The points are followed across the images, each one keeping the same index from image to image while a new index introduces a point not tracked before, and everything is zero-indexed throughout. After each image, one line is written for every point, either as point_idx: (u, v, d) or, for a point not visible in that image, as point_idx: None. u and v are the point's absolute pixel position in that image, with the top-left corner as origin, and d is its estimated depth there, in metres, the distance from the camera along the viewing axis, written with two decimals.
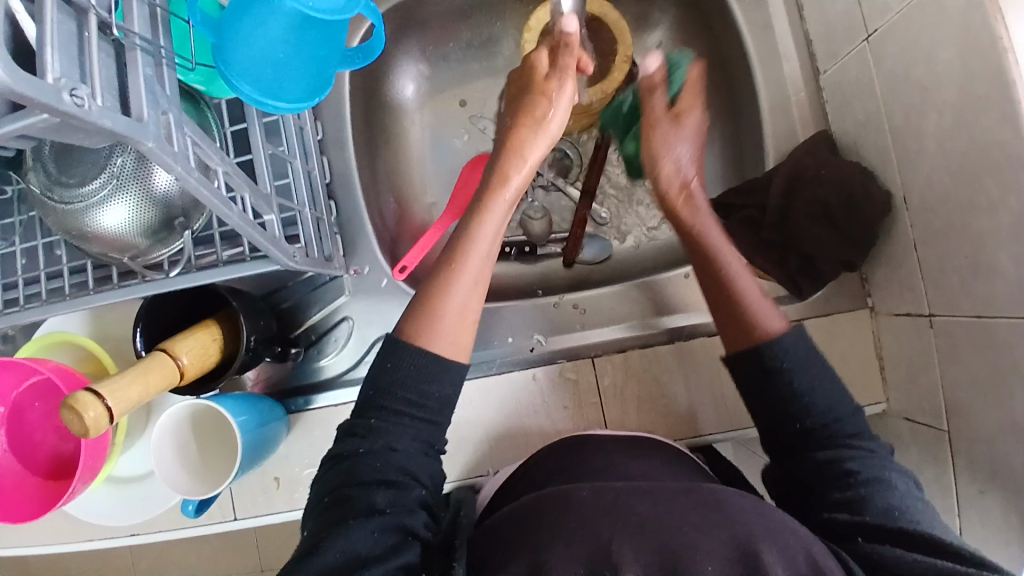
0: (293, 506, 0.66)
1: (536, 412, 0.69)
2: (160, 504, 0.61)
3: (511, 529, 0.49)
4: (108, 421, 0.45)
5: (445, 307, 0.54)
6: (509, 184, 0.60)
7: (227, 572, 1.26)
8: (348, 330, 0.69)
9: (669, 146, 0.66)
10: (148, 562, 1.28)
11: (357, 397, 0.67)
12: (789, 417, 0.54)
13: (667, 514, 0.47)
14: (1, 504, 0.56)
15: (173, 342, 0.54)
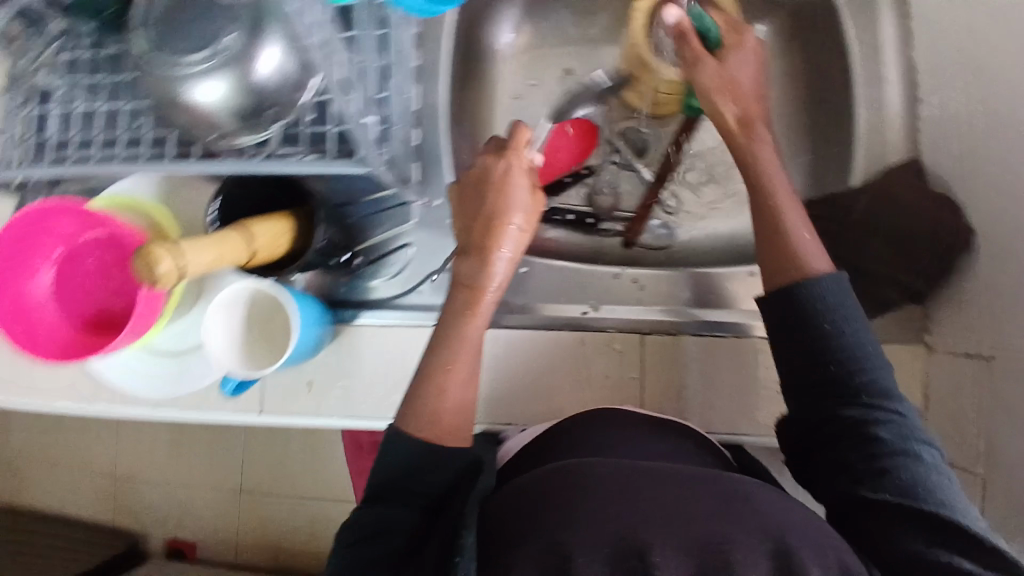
0: (320, 411, 0.66)
1: (574, 376, 0.67)
2: (198, 384, 0.62)
3: (542, 501, 0.49)
4: (180, 274, 0.46)
5: (423, 401, 0.56)
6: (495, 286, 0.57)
7: (211, 481, 1.39)
8: (407, 258, 0.70)
9: (732, 83, 0.65)
10: (143, 459, 1.41)
11: (406, 321, 0.67)
12: (816, 361, 0.56)
13: (704, 509, 0.47)
14: (31, 342, 0.56)
15: (251, 222, 0.54)
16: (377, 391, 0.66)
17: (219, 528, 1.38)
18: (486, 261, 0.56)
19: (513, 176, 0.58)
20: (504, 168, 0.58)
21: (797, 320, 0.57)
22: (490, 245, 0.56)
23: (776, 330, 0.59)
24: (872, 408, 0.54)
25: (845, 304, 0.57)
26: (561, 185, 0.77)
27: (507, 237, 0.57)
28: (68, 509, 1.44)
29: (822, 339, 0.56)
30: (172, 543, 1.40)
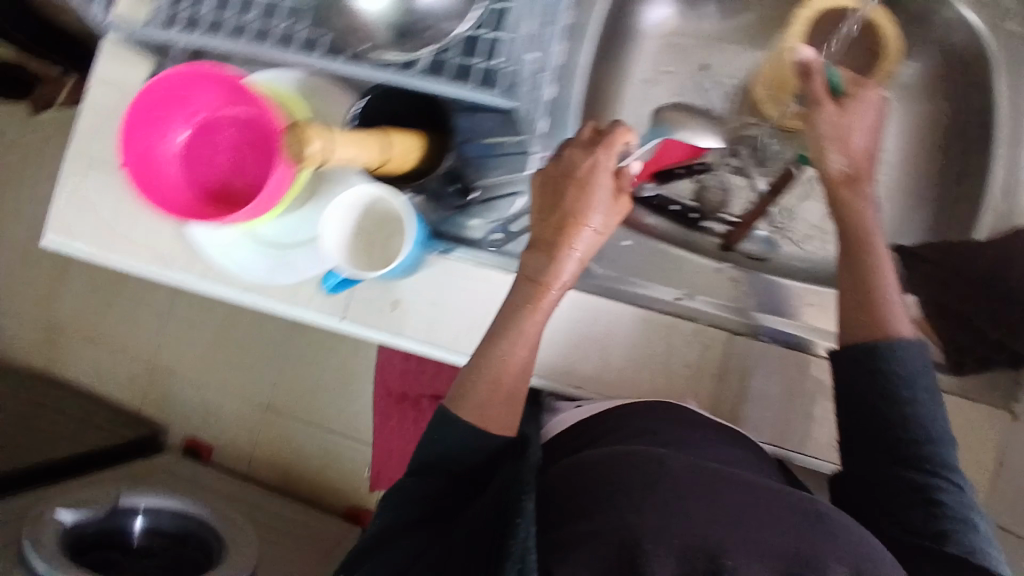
0: (397, 330, 0.69)
1: (653, 359, 0.66)
2: (295, 276, 0.66)
3: (615, 482, 0.50)
4: (324, 158, 0.49)
5: (474, 396, 0.56)
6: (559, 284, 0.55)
7: (240, 390, 1.45)
8: (511, 207, 0.68)
9: (844, 134, 0.63)
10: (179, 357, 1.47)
11: (496, 267, 0.69)
12: (883, 420, 0.56)
13: (781, 522, 0.47)
14: (150, 191, 0.58)
15: (393, 130, 0.56)
16: (456, 325, 0.68)
17: (237, 435, 1.44)
18: (562, 262, 0.55)
19: (599, 179, 0.55)
20: (592, 170, 0.55)
21: (867, 382, 0.57)
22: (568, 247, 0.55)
23: (843, 383, 0.58)
24: (933, 473, 0.54)
25: (919, 369, 0.57)
26: (669, 175, 0.76)
27: (585, 239, 0.55)
28: (99, 387, 1.50)
29: (893, 400, 0.56)
30: (189, 440, 1.45)
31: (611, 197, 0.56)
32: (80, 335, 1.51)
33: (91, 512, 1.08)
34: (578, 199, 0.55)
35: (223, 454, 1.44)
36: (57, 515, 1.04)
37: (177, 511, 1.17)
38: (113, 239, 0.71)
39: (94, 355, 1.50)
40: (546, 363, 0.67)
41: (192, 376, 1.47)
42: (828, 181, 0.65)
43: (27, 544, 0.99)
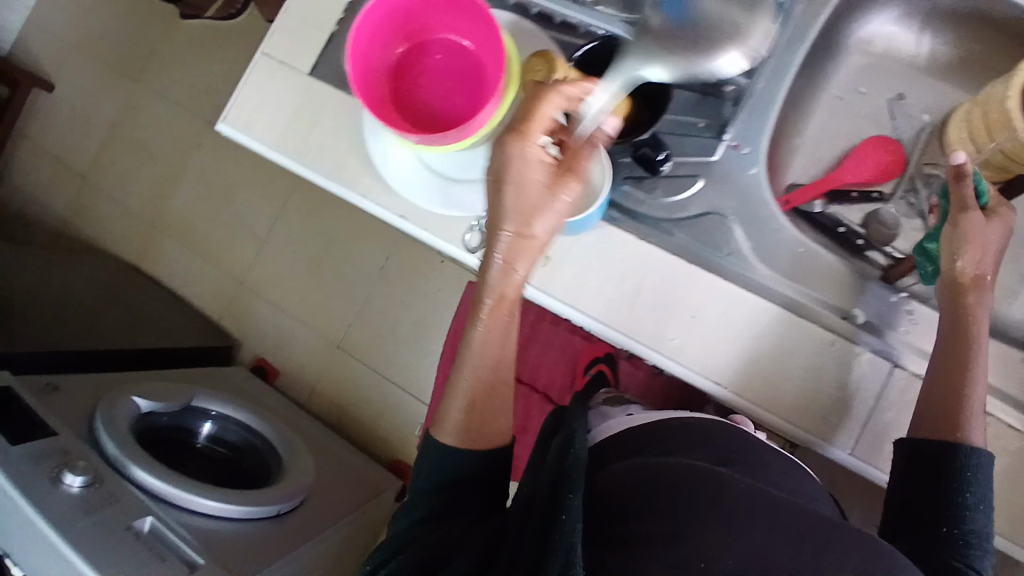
0: (546, 287, 0.67)
1: (807, 375, 0.63)
2: (462, 210, 0.67)
3: (695, 505, 0.52)
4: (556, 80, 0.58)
5: (455, 406, 0.62)
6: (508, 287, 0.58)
7: (312, 326, 1.47)
8: (695, 189, 0.65)
9: (983, 241, 0.60)
10: (263, 278, 1.51)
11: (659, 246, 0.65)
12: (937, 518, 0.56)
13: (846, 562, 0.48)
14: (362, 88, 0.59)
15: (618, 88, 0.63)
16: (606, 296, 0.66)
17: (304, 366, 1.46)
18: (506, 274, 0.57)
19: (521, 174, 0.55)
20: (517, 164, 0.55)
21: (931, 475, 0.57)
22: (503, 263, 0.57)
23: (908, 473, 0.59)
24: (973, 568, 0.54)
25: (987, 480, 0.56)
26: (844, 195, 0.74)
27: (525, 245, 0.57)
28: (183, 291, 1.54)
29: (951, 500, 0.56)
30: (259, 361, 1.48)
31: (536, 185, 0.56)
32: (176, 239, 1.57)
33: (165, 404, 1.09)
34: (507, 199, 0.56)
35: (288, 380, 1.47)
36: (132, 399, 1.06)
37: (242, 423, 1.17)
38: (298, 145, 0.74)
39: (190, 263, 1.54)
40: (695, 351, 0.64)
41: (272, 299, 1.50)
42: (953, 284, 0.61)
43: (101, 421, 1.00)
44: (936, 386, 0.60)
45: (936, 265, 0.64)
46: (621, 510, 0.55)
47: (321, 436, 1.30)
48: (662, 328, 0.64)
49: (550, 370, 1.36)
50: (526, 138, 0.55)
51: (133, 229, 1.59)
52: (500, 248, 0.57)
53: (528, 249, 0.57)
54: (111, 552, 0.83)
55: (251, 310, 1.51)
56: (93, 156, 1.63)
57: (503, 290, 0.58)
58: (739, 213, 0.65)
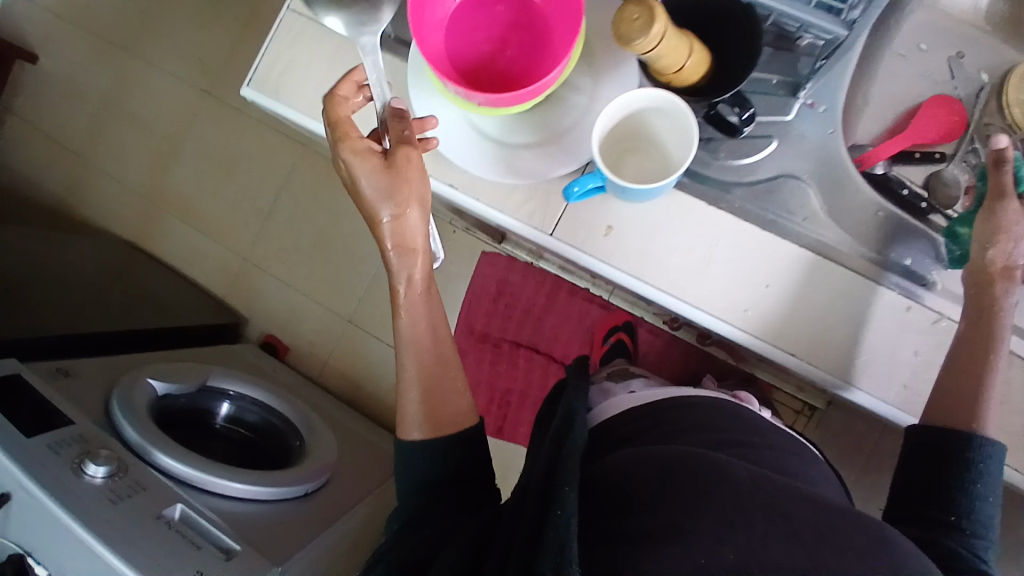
0: (608, 258, 0.64)
1: (877, 342, 0.61)
2: (517, 176, 0.63)
3: (693, 493, 0.53)
4: (649, 48, 0.47)
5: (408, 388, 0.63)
6: (414, 254, 0.60)
7: (318, 301, 1.43)
8: (766, 148, 0.62)
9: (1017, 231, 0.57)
10: (267, 254, 1.47)
11: (724, 207, 0.62)
12: (944, 503, 0.55)
13: (849, 544, 0.49)
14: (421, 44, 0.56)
15: (697, 41, 0.52)
16: (673, 266, 0.63)
17: (312, 342, 1.43)
18: (405, 256, 0.59)
19: (363, 166, 0.57)
20: (350, 160, 0.58)
21: (938, 459, 0.57)
22: (396, 242, 0.59)
23: (918, 460, 0.58)
24: (976, 554, 0.53)
25: (997, 473, 0.56)
26: (907, 157, 0.71)
27: (404, 223, 0.58)
28: (186, 268, 1.52)
29: (961, 486, 0.55)
30: (268, 337, 1.45)
31: (379, 169, 0.57)
32: (179, 213, 1.53)
33: (180, 386, 1.05)
34: (365, 198, 0.58)
35: (299, 356, 1.43)
36: (148, 380, 1.02)
37: (261, 404, 1.14)
38: None
39: (193, 238, 1.52)
40: (755, 313, 0.62)
41: (276, 274, 1.46)
42: (981, 274, 0.58)
43: (117, 406, 0.95)
44: (947, 375, 0.59)
45: (964, 248, 0.60)
46: (627, 503, 0.56)
47: (337, 412, 1.26)
48: (735, 299, 0.62)
49: (567, 339, 1.35)
50: (340, 139, 0.58)
51: (134, 205, 1.57)
52: (386, 239, 0.59)
53: (417, 217, 0.59)
54: (142, 541, 0.79)
55: (255, 286, 1.47)
56: (90, 128, 1.59)
57: (408, 265, 0.60)
58: (817, 175, 0.62)
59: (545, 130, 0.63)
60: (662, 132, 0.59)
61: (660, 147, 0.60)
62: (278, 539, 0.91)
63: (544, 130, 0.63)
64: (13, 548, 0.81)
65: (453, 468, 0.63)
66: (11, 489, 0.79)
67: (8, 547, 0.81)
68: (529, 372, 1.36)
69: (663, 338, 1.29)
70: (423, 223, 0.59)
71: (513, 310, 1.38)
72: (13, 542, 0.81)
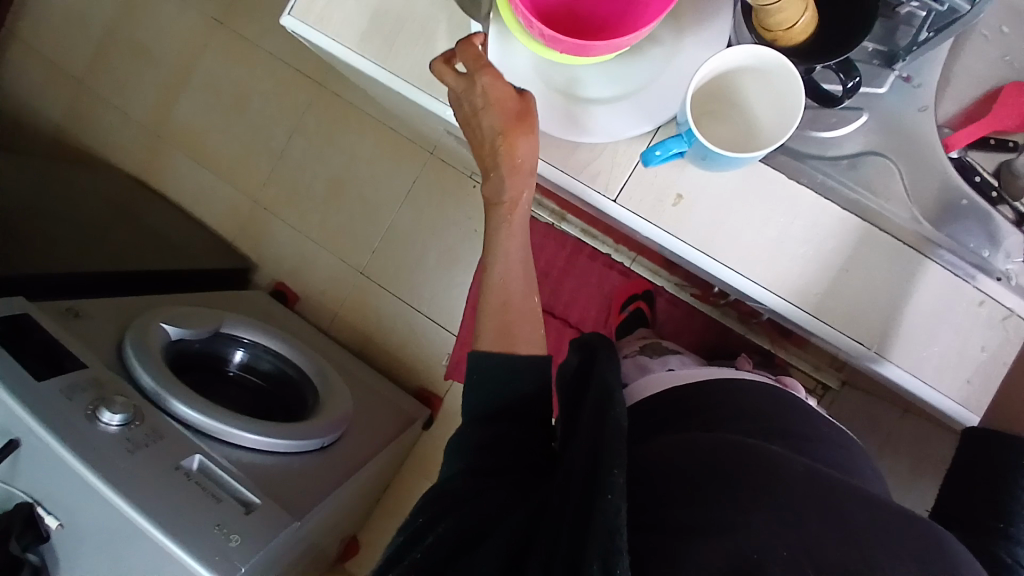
0: (675, 228, 0.61)
1: (945, 333, 0.60)
2: (585, 135, 0.59)
3: (755, 485, 0.50)
4: None
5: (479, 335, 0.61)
6: (524, 186, 0.58)
7: (329, 251, 1.39)
8: (856, 121, 0.61)
9: None
10: (277, 198, 1.42)
11: (806, 182, 0.60)
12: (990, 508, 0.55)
13: (912, 548, 0.46)
14: None
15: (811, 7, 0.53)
16: (745, 242, 0.60)
17: (323, 294, 1.39)
18: (514, 175, 0.57)
19: (494, 99, 0.55)
20: (487, 85, 0.55)
21: (986, 460, 0.57)
22: (511, 161, 0.56)
23: (970, 462, 0.58)
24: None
25: None
26: (983, 143, 0.68)
27: (517, 146, 0.56)
28: (192, 209, 1.46)
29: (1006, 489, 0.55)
30: (278, 285, 1.41)
31: (510, 100, 0.55)
32: (186, 150, 1.47)
33: (195, 332, 1.01)
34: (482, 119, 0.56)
35: (308, 307, 1.40)
36: (162, 325, 0.98)
37: (274, 352, 1.10)
38: (391, 50, 0.66)
39: (200, 176, 1.46)
40: (822, 294, 0.60)
41: (287, 221, 1.41)
42: None
43: (132, 354, 0.91)
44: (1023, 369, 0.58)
45: None
46: (672, 490, 0.52)
47: (350, 365, 1.23)
48: (808, 281, 0.60)
49: (584, 304, 1.33)
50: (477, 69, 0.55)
51: (139, 138, 1.50)
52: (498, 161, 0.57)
53: (525, 142, 0.56)
54: (160, 494, 0.77)
55: (265, 231, 1.43)
56: (94, 54, 1.51)
57: (514, 194, 0.58)
58: (902, 154, 0.61)
59: (623, 85, 0.59)
60: (755, 96, 0.56)
61: (747, 113, 0.57)
62: (295, 494, 0.90)
63: (624, 84, 0.59)
64: (21, 498, 0.78)
65: (483, 433, 0.57)
66: (22, 436, 0.76)
67: (17, 497, 0.78)
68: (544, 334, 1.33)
69: (682, 309, 1.26)
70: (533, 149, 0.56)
71: None
72: (22, 491, 0.78)
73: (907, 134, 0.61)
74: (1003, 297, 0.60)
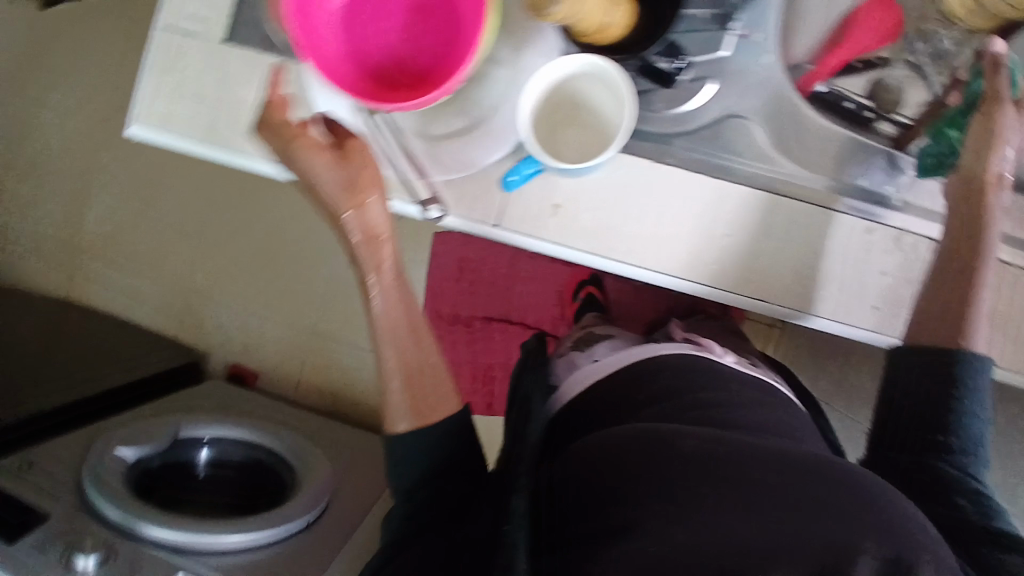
0: (558, 238, 0.60)
1: (848, 268, 0.60)
2: (450, 172, 0.59)
3: (662, 472, 0.48)
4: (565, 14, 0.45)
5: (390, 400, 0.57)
6: (382, 249, 0.56)
7: (275, 319, 1.38)
8: (708, 91, 0.60)
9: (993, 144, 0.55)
10: (210, 281, 1.40)
11: (672, 160, 0.60)
12: (934, 426, 0.55)
13: (820, 499, 0.45)
14: (320, 60, 0.50)
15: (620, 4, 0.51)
16: (630, 233, 0.60)
17: (280, 365, 1.37)
18: (371, 242, 0.56)
19: (320, 169, 0.55)
20: (308, 158, 0.55)
21: (931, 380, 0.56)
22: (362, 228, 0.55)
23: (908, 387, 0.58)
24: (969, 475, 0.54)
25: (985, 391, 0.55)
26: (848, 69, 0.68)
27: (363, 209, 0.55)
28: (127, 314, 1.43)
29: (949, 408, 0.55)
30: (232, 368, 1.38)
31: (338, 168, 0.55)
32: (107, 257, 1.44)
33: (151, 446, 1.00)
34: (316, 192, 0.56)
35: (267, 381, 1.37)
36: (117, 451, 0.96)
37: (239, 440, 1.10)
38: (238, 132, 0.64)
39: (130, 279, 1.43)
40: (717, 263, 0.60)
41: (227, 301, 1.40)
42: (970, 182, 0.56)
43: (91, 486, 0.90)
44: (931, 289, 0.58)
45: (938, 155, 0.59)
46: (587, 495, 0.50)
47: (324, 428, 1.22)
48: (698, 254, 0.60)
49: (538, 303, 1.34)
50: (291, 138, 0.55)
51: (57, 257, 1.46)
52: (350, 230, 0.55)
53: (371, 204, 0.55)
54: None
55: (206, 317, 1.41)
56: None
57: (378, 260, 0.56)
58: (761, 110, 0.60)
59: (470, 117, 0.58)
60: (600, 91, 0.56)
61: (599, 116, 0.57)
62: None
63: (472, 113, 0.58)
64: None
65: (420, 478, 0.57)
66: None
67: None
68: (508, 343, 1.34)
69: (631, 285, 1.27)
70: (378, 207, 0.55)
71: (479, 286, 1.35)
72: None
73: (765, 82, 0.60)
74: (892, 220, 0.61)
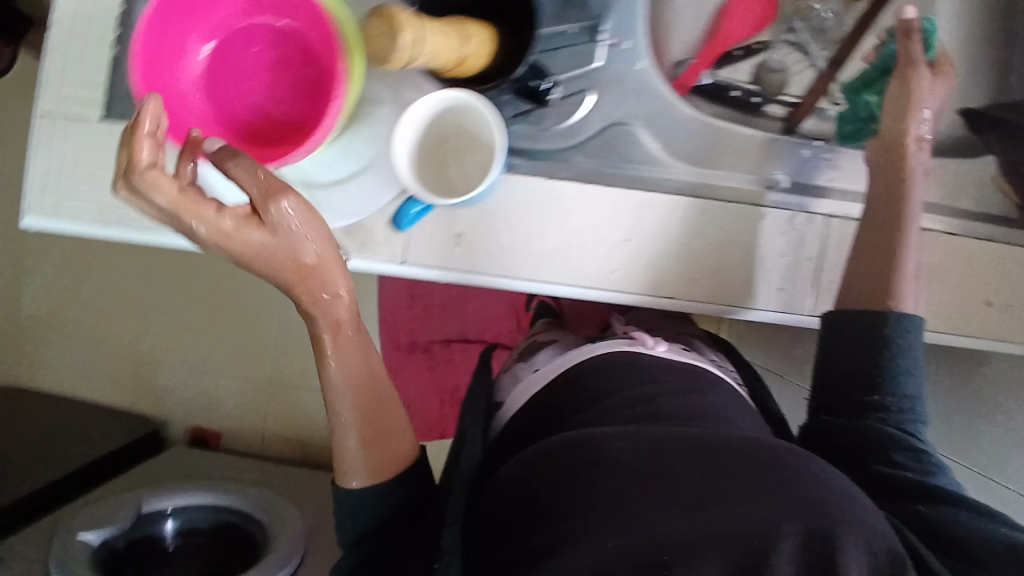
0: (463, 267, 0.60)
1: (745, 254, 0.62)
2: (340, 217, 0.58)
3: (572, 484, 0.48)
4: (412, 56, 0.44)
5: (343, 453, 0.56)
6: (341, 304, 0.52)
7: (232, 375, 1.36)
8: (590, 102, 0.61)
9: (910, 106, 0.59)
10: (161, 347, 1.39)
11: (561, 174, 0.61)
12: (867, 387, 0.56)
13: (740, 484, 0.45)
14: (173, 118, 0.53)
15: (473, 40, 0.51)
16: (537, 250, 0.60)
17: (243, 420, 1.36)
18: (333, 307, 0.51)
19: (269, 251, 0.47)
20: (251, 250, 0.47)
21: (857, 344, 0.57)
22: (314, 293, 0.50)
23: (835, 350, 0.58)
24: (904, 430, 0.54)
25: (915, 348, 0.56)
26: (730, 57, 0.69)
27: (317, 277, 0.50)
28: (81, 393, 1.41)
29: (880, 368, 0.56)
30: (195, 431, 1.37)
31: (283, 249, 0.48)
32: (52, 339, 1.42)
33: (116, 526, 0.99)
34: (260, 269, 0.48)
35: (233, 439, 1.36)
36: (81, 537, 0.95)
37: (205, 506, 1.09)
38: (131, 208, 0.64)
39: (78, 358, 1.41)
40: (625, 268, 0.61)
41: (180, 364, 1.38)
42: (891, 145, 0.60)
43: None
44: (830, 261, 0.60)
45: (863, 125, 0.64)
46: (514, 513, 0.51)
47: (295, 477, 1.22)
48: (605, 260, 0.61)
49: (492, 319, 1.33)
50: (197, 220, 0.45)
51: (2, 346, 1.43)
52: (301, 294, 0.50)
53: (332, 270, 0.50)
54: None
55: (161, 384, 1.39)
56: None
57: (338, 319, 0.52)
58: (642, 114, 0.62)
59: (355, 161, 0.59)
60: (471, 117, 0.57)
61: (480, 139, 0.57)
62: None
63: (358, 157, 0.59)
64: None
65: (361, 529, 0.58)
66: None
67: None
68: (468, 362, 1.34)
69: None
70: (337, 269, 0.51)
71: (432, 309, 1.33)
72: None
73: (641, 85, 0.62)
74: (783, 202, 0.62)
